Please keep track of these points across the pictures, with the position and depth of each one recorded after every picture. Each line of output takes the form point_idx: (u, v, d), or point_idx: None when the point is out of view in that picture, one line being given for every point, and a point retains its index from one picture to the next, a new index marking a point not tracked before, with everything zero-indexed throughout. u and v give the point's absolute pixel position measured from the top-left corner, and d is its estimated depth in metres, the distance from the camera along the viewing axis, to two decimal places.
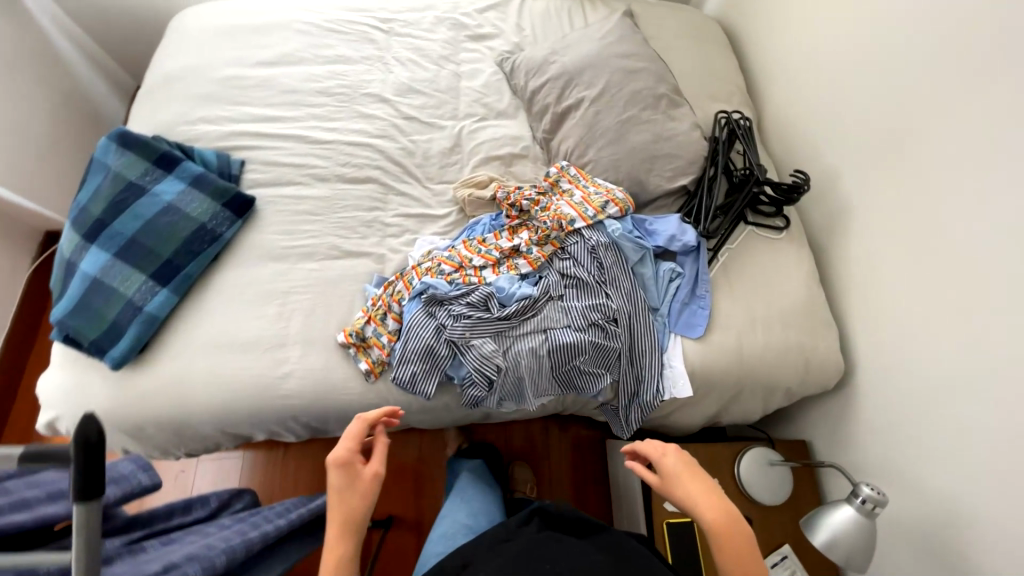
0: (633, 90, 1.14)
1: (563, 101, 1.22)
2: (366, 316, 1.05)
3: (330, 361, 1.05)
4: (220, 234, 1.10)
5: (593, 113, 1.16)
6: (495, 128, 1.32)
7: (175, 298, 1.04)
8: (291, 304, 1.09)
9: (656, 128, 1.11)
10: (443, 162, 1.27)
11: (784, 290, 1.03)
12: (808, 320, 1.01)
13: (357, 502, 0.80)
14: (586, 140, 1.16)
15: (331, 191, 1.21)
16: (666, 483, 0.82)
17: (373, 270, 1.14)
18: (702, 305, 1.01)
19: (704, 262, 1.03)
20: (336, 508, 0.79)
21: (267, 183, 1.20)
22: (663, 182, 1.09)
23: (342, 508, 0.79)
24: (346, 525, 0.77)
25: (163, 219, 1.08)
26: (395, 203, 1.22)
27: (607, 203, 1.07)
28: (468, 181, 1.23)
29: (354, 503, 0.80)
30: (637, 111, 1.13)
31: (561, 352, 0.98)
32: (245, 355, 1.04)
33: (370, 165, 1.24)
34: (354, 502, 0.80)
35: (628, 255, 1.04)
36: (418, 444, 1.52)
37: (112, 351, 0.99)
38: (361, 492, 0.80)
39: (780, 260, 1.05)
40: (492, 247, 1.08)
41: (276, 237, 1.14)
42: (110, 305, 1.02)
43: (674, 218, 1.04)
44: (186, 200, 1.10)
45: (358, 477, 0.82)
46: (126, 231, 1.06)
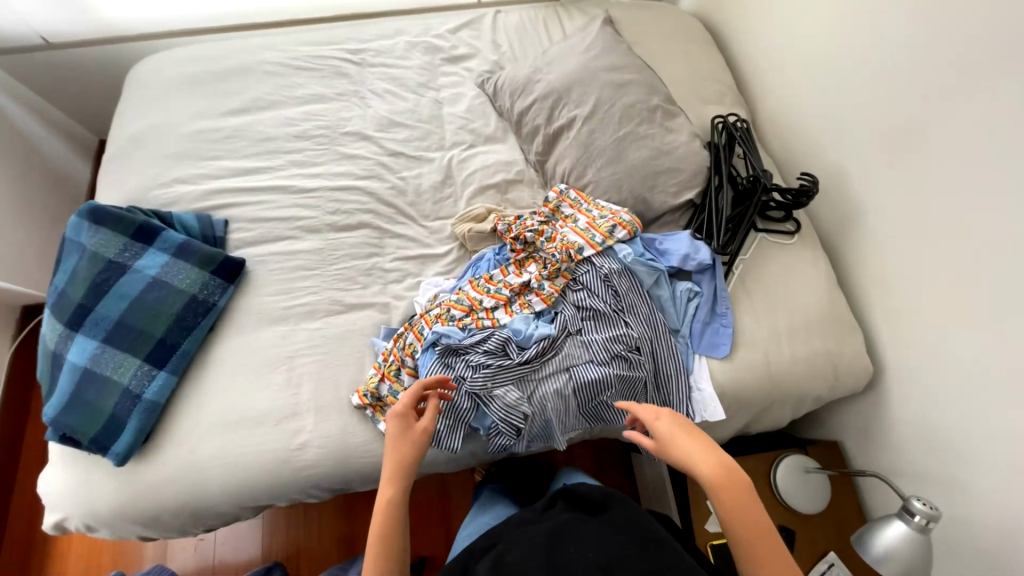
0: (626, 104, 1.10)
1: (553, 121, 1.18)
2: (379, 374, 1.00)
3: (347, 424, 1.00)
4: (213, 304, 1.04)
5: (588, 132, 1.12)
6: (485, 154, 1.27)
7: (175, 379, 0.98)
8: (298, 368, 1.04)
9: (655, 143, 1.07)
10: (436, 196, 1.22)
11: (804, 297, 1.01)
12: (831, 325, 0.99)
13: (407, 456, 0.83)
14: (583, 160, 1.12)
15: (323, 242, 1.15)
16: (660, 447, 0.79)
17: (378, 321, 1.09)
18: (724, 323, 0.99)
19: (721, 278, 1.00)
20: (391, 450, 0.84)
21: (254, 240, 1.14)
22: (669, 197, 1.06)
23: (395, 457, 0.83)
24: (397, 471, 0.82)
25: (150, 295, 1.01)
26: (392, 246, 1.17)
27: (615, 227, 1.04)
28: (465, 215, 1.18)
29: (404, 454, 0.84)
30: (633, 127, 1.09)
31: (587, 389, 0.95)
32: (256, 429, 0.99)
33: (361, 209, 1.19)
34: (403, 455, 0.84)
35: (643, 278, 1.02)
36: (441, 480, 1.49)
37: (115, 446, 0.93)
38: (410, 445, 0.84)
39: (796, 266, 1.03)
40: (501, 285, 1.04)
41: (272, 299, 1.09)
42: (105, 395, 0.95)
43: (684, 235, 1.02)
44: (172, 272, 1.04)
45: (412, 428, 0.86)
46: (112, 314, 1.00)
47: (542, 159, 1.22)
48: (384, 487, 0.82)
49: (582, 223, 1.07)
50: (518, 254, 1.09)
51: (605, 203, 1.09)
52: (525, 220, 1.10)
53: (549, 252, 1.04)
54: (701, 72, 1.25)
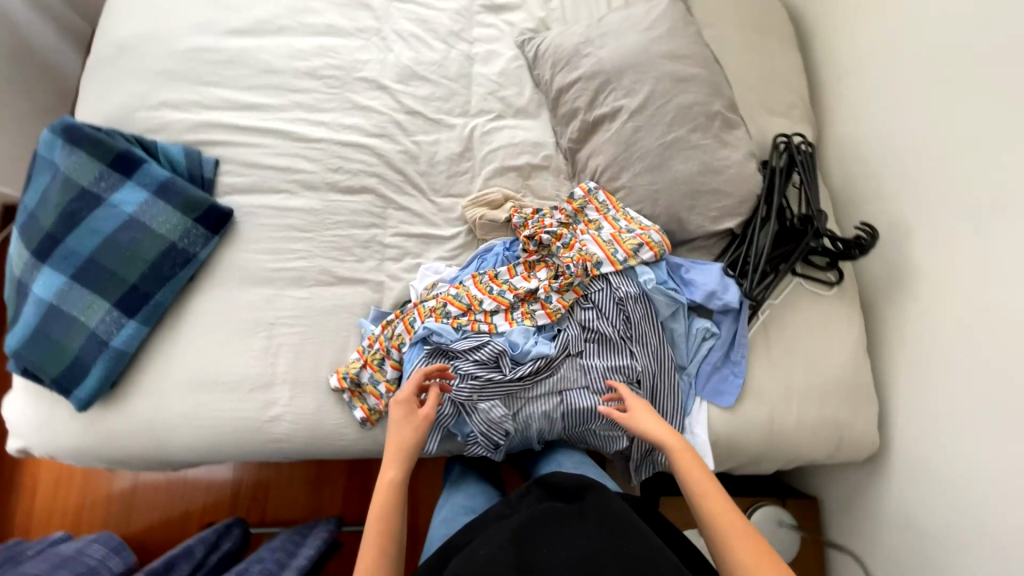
0: (682, 104, 0.96)
1: (595, 107, 1.03)
2: (361, 360, 0.94)
3: (324, 404, 0.96)
4: (193, 255, 0.96)
5: (632, 128, 0.98)
6: (512, 130, 1.13)
7: (146, 331, 0.92)
8: (278, 338, 0.98)
9: (705, 156, 0.94)
10: (450, 170, 1.10)
11: (826, 358, 0.93)
12: (848, 393, 0.92)
13: (409, 441, 0.81)
14: (620, 161, 0.99)
15: (320, 203, 1.04)
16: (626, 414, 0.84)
17: (370, 300, 1.02)
18: (735, 371, 0.92)
19: (744, 323, 0.91)
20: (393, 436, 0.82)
21: (246, 189, 1.03)
22: (706, 221, 0.95)
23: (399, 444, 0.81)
24: (400, 451, 0.80)
25: (125, 236, 0.93)
26: (394, 219, 1.07)
27: (641, 246, 0.94)
28: (478, 198, 1.07)
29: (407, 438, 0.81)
30: (684, 132, 0.95)
31: (577, 416, 0.90)
32: (229, 394, 0.95)
33: (367, 171, 1.07)
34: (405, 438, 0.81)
35: (659, 309, 0.94)
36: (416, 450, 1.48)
37: (78, 390, 0.88)
38: (413, 429, 0.82)
39: (827, 322, 0.94)
40: (505, 288, 0.95)
41: (258, 258, 1.00)
42: (70, 337, 0.89)
43: (715, 269, 0.92)
44: (151, 213, 0.95)
45: (414, 415, 0.83)
46: (83, 250, 0.92)
47: (575, 148, 1.08)
48: (385, 471, 0.79)
49: (605, 234, 0.97)
50: (529, 255, 0.99)
51: (634, 215, 0.97)
52: (544, 218, 0.99)
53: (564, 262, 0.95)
54: (774, 75, 1.08)
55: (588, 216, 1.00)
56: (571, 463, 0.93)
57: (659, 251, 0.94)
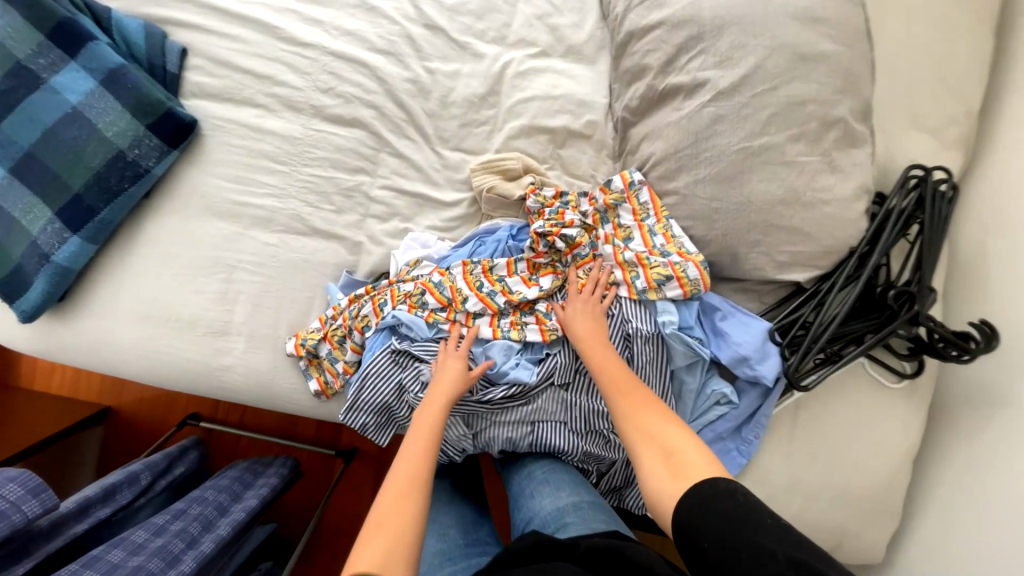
0: (792, 95, 0.67)
1: (668, 71, 0.75)
2: (322, 332, 0.84)
3: (278, 365, 0.88)
4: (146, 169, 0.81)
5: (709, 114, 0.71)
6: (554, 77, 0.86)
7: (93, 249, 0.82)
8: (237, 283, 0.87)
9: (798, 179, 0.68)
10: (466, 118, 0.87)
11: (858, 461, 0.76)
12: (868, 506, 0.76)
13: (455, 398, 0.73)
14: (681, 156, 0.74)
15: (300, 131, 0.86)
16: (568, 304, 0.77)
17: (344, 262, 0.88)
18: (742, 450, 0.76)
19: (772, 402, 0.74)
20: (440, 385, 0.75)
21: (216, 94, 0.85)
22: (768, 264, 0.72)
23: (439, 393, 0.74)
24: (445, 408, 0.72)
25: (69, 133, 0.78)
26: (386, 167, 0.88)
27: (669, 279, 0.74)
28: (491, 163, 0.85)
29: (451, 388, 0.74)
30: (781, 137, 0.68)
31: (543, 450, 0.81)
32: (181, 333, 0.87)
33: (363, 99, 0.86)
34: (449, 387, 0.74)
35: (673, 356, 0.77)
36: None
37: (22, 301, 0.80)
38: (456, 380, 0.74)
39: (876, 421, 0.76)
40: (498, 289, 0.80)
41: (225, 185, 0.85)
42: (12, 240, 0.80)
43: (759, 328, 0.72)
44: (97, 108, 0.78)
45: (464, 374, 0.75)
46: (22, 141, 0.78)
47: (628, 120, 0.83)
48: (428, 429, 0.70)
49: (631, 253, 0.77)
50: (534, 255, 0.81)
51: (676, 236, 0.76)
52: (562, 214, 0.80)
53: (574, 275, 0.80)
54: (940, 69, 0.75)
55: (621, 217, 0.80)
56: (543, 476, 0.79)
57: (690, 289, 0.74)
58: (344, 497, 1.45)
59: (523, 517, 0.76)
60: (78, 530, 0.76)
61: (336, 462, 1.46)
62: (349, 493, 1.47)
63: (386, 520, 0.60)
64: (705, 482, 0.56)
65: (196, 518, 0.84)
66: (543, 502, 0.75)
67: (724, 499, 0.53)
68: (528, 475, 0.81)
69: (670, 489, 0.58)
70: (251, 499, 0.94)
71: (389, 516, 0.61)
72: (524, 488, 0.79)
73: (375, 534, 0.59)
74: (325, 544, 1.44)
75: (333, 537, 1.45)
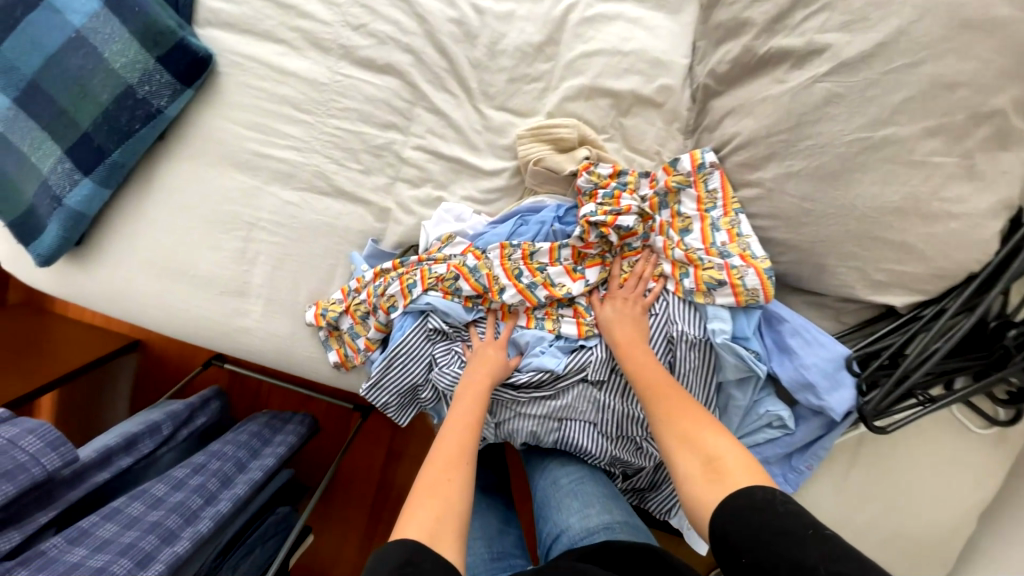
0: (940, 74, 0.52)
1: (775, 30, 0.61)
2: (344, 305, 0.78)
3: (297, 333, 0.83)
4: (159, 108, 0.73)
5: (821, 92, 0.58)
6: (626, 28, 0.72)
7: (106, 194, 0.76)
8: (256, 242, 0.81)
9: (923, 184, 0.55)
10: (516, 72, 0.74)
11: (917, 506, 0.68)
12: (917, 552, 0.70)
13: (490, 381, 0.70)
14: (775, 141, 0.61)
15: (326, 75, 0.75)
16: (609, 304, 0.70)
17: (369, 230, 0.80)
18: (788, 475, 0.70)
19: (834, 433, 0.66)
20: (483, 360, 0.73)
21: (235, 23, 0.74)
22: (859, 282, 0.61)
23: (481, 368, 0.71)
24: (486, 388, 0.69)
25: (73, 61, 0.70)
26: (422, 124, 0.77)
27: (722, 284, 0.65)
28: (541, 129, 0.73)
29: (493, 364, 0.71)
30: (911, 130, 0.54)
31: (569, 448, 0.76)
32: (199, 290, 0.83)
33: (399, 41, 0.74)
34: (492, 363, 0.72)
35: (723, 367, 0.69)
36: None
37: (36, 245, 0.76)
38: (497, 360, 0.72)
39: (949, 467, 0.67)
40: (539, 281, 0.72)
41: (243, 133, 0.77)
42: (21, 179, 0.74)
43: (834, 350, 0.63)
44: (103, 32, 0.69)
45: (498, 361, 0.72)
46: (24, 66, 0.70)
47: (709, 89, 0.69)
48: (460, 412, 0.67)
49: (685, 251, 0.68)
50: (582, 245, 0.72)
51: (748, 237, 0.65)
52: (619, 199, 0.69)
53: (619, 267, 0.72)
54: None
55: (681, 205, 0.70)
56: (570, 486, 0.77)
57: (742, 297, 0.64)
58: (361, 449, 1.49)
59: (548, 528, 0.75)
60: (99, 478, 0.76)
61: (354, 416, 1.48)
62: (366, 446, 1.50)
63: (437, 485, 0.59)
64: (742, 490, 0.49)
65: (215, 473, 0.84)
66: (571, 516, 0.73)
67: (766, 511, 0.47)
68: (554, 483, 0.80)
69: (707, 495, 0.51)
70: (270, 456, 0.93)
71: (442, 480, 0.60)
72: (550, 497, 0.78)
73: (426, 498, 0.58)
74: (341, 488, 1.51)
75: (348, 482, 1.51)
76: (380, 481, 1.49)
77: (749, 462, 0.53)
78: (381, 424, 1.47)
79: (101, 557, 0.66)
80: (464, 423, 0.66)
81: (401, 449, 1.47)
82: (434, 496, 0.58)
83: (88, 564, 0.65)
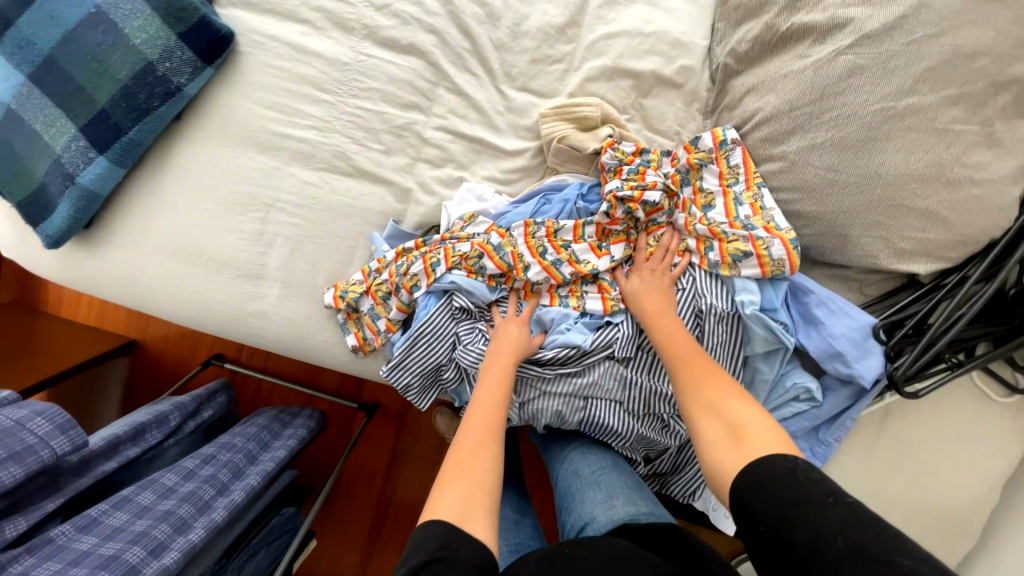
0: (960, 45, 0.54)
1: (796, 8, 0.62)
2: (364, 286, 0.77)
3: (314, 317, 0.82)
4: (179, 86, 0.72)
5: (845, 65, 0.59)
6: (646, 11, 0.74)
7: (120, 173, 0.74)
8: (274, 224, 0.79)
9: (946, 151, 0.57)
10: (538, 53, 0.75)
11: (943, 478, 0.69)
12: (946, 526, 0.70)
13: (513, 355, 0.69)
14: (799, 114, 0.62)
15: (349, 55, 0.75)
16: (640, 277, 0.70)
17: (389, 211, 0.79)
18: (816, 449, 0.70)
19: (863, 404, 0.66)
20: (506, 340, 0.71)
21: (258, 4, 0.74)
22: (884, 251, 0.62)
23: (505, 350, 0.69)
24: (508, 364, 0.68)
25: (92, 36, 0.69)
26: (445, 106, 0.77)
27: (747, 256, 0.65)
28: (563, 108, 0.74)
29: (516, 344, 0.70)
30: (935, 99, 0.56)
31: (595, 427, 0.76)
32: (214, 273, 0.81)
33: (423, 22, 0.74)
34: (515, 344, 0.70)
35: (750, 340, 0.69)
36: None
37: (45, 225, 0.74)
38: (519, 339, 0.70)
39: (971, 437, 0.68)
40: (563, 258, 0.72)
41: (264, 113, 0.76)
42: (34, 156, 0.73)
43: (864, 321, 0.64)
44: (125, 9, 0.69)
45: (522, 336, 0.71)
46: (42, 42, 0.69)
47: (729, 68, 0.71)
48: (483, 385, 0.66)
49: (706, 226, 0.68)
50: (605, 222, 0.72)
51: (772, 210, 0.66)
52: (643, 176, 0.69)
53: (643, 243, 0.72)
54: None
55: (703, 180, 0.71)
56: (591, 476, 0.75)
57: (768, 266, 0.65)
58: (365, 450, 1.46)
59: (570, 521, 0.71)
60: (106, 468, 0.72)
61: (357, 416, 1.45)
62: (369, 447, 1.47)
63: (462, 465, 0.56)
64: (764, 460, 0.48)
65: (226, 465, 0.80)
66: (594, 507, 0.70)
67: (785, 480, 0.46)
68: (575, 474, 0.77)
69: (731, 461, 0.50)
70: (282, 447, 0.90)
71: (467, 460, 0.57)
72: (571, 488, 0.75)
73: (451, 479, 0.55)
74: (343, 492, 1.47)
75: (351, 485, 1.46)
76: (384, 484, 1.45)
77: (778, 435, 0.51)
78: (385, 424, 1.44)
79: (110, 547, 0.62)
80: (490, 402, 0.64)
81: (405, 449, 1.44)
82: (461, 477, 0.55)
83: (98, 552, 0.61)
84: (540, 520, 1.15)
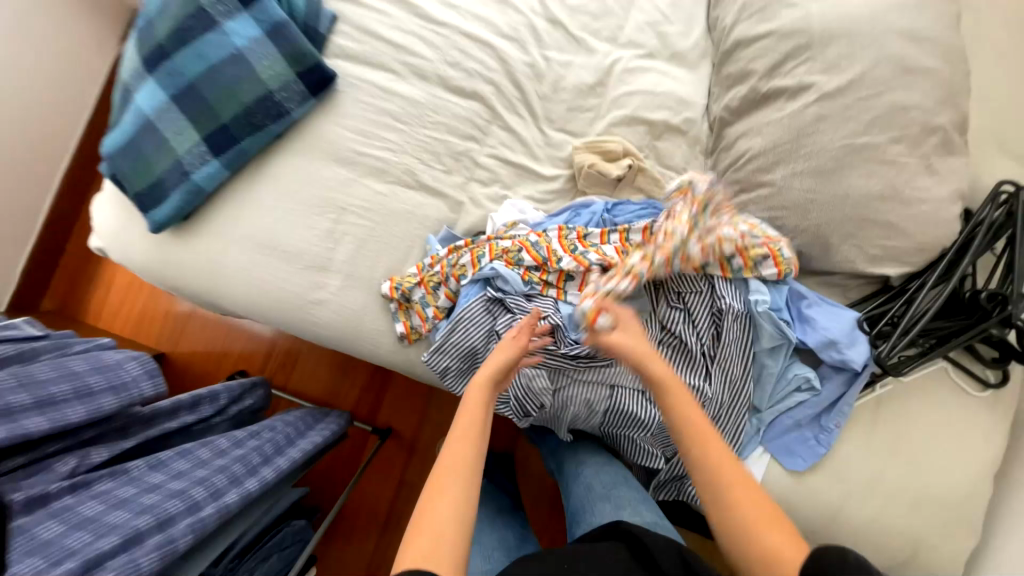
0: (897, 101, 0.73)
1: (774, 75, 0.83)
2: (418, 278, 0.89)
3: (368, 306, 0.92)
4: (288, 111, 0.91)
5: (813, 114, 0.78)
6: (658, 77, 0.95)
7: (226, 175, 0.90)
8: (344, 224, 0.93)
9: (897, 177, 0.73)
10: (573, 103, 0.95)
11: (940, 467, 0.75)
12: (949, 516, 0.75)
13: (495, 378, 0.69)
14: (780, 149, 0.80)
15: (422, 96, 0.95)
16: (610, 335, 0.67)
17: (443, 219, 0.94)
18: (821, 438, 0.77)
19: (855, 391, 0.75)
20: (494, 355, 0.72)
21: (356, 56, 0.95)
22: (858, 257, 0.76)
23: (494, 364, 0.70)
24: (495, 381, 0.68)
25: (228, 70, 0.88)
26: (496, 139, 0.96)
27: (765, 258, 0.77)
28: (593, 143, 0.93)
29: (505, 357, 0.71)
30: (883, 139, 0.74)
31: (620, 416, 0.82)
32: (285, 264, 0.93)
33: (483, 76, 0.95)
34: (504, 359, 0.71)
35: (759, 337, 0.78)
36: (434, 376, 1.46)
37: (156, 212, 0.89)
38: (512, 349, 0.72)
39: (958, 428, 0.76)
40: (591, 251, 0.84)
41: (349, 136, 0.94)
42: (159, 157, 0.89)
43: (849, 315, 0.75)
44: (258, 52, 0.88)
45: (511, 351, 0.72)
46: (187, 71, 0.88)
47: (724, 119, 0.90)
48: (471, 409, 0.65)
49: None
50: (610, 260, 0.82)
51: (762, 223, 0.81)
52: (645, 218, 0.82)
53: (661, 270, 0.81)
54: None
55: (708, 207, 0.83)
56: (603, 489, 0.80)
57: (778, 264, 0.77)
58: (373, 477, 1.43)
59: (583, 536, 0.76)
60: (168, 424, 0.80)
61: (369, 440, 1.44)
62: (377, 475, 1.44)
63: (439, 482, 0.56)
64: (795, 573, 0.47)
65: (270, 440, 0.85)
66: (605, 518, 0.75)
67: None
68: (587, 488, 0.82)
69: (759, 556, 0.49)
70: (317, 433, 0.95)
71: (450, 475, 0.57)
72: (583, 502, 0.80)
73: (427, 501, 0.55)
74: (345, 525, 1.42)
75: (352, 518, 1.42)
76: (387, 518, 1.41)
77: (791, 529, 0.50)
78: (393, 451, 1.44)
79: (154, 495, 0.67)
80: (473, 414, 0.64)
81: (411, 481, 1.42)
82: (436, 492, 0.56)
83: (166, 486, 0.69)
84: (533, 528, 1.26)
